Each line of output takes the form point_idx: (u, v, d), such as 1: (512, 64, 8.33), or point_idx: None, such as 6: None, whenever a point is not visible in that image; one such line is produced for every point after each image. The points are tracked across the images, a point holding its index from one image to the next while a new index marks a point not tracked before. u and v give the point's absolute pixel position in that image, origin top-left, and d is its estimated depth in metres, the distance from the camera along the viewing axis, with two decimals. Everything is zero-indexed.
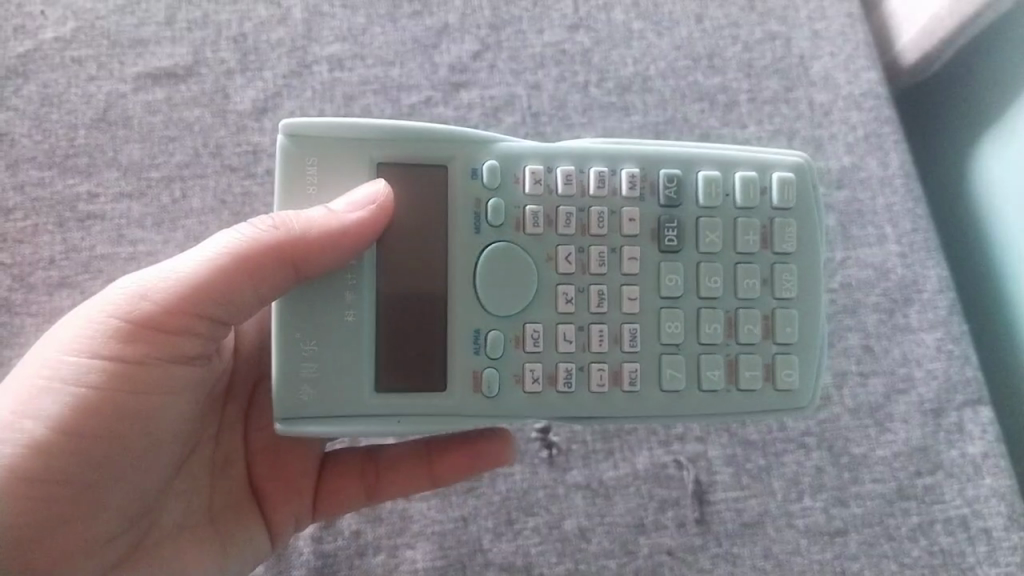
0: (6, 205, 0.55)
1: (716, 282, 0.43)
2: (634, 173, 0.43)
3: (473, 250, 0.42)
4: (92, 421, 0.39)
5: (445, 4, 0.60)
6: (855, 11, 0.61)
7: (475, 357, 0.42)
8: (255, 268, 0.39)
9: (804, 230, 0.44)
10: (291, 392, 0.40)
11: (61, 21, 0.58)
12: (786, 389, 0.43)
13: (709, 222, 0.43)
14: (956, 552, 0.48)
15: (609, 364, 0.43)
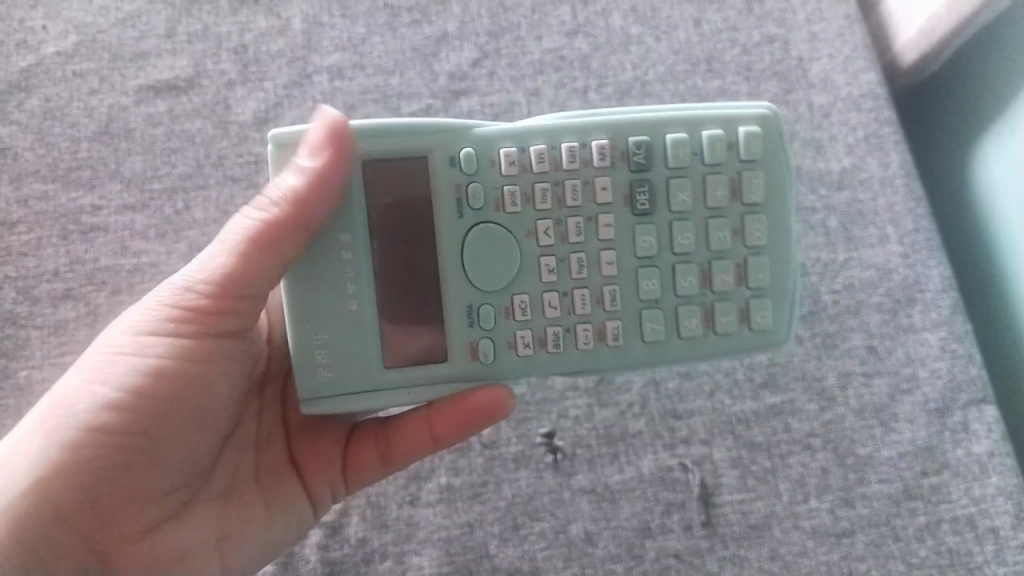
0: (10, 219, 0.55)
1: (690, 238, 0.43)
2: (604, 144, 0.43)
3: (458, 232, 0.43)
4: (156, 385, 0.41)
5: (444, 13, 0.61)
6: (852, 13, 0.61)
7: (470, 330, 0.43)
8: (271, 250, 0.41)
9: (773, 178, 0.44)
10: (309, 376, 0.42)
11: (63, 36, 0.59)
12: (761, 328, 0.44)
13: (681, 182, 0.43)
14: (964, 551, 0.48)
15: (592, 324, 0.43)
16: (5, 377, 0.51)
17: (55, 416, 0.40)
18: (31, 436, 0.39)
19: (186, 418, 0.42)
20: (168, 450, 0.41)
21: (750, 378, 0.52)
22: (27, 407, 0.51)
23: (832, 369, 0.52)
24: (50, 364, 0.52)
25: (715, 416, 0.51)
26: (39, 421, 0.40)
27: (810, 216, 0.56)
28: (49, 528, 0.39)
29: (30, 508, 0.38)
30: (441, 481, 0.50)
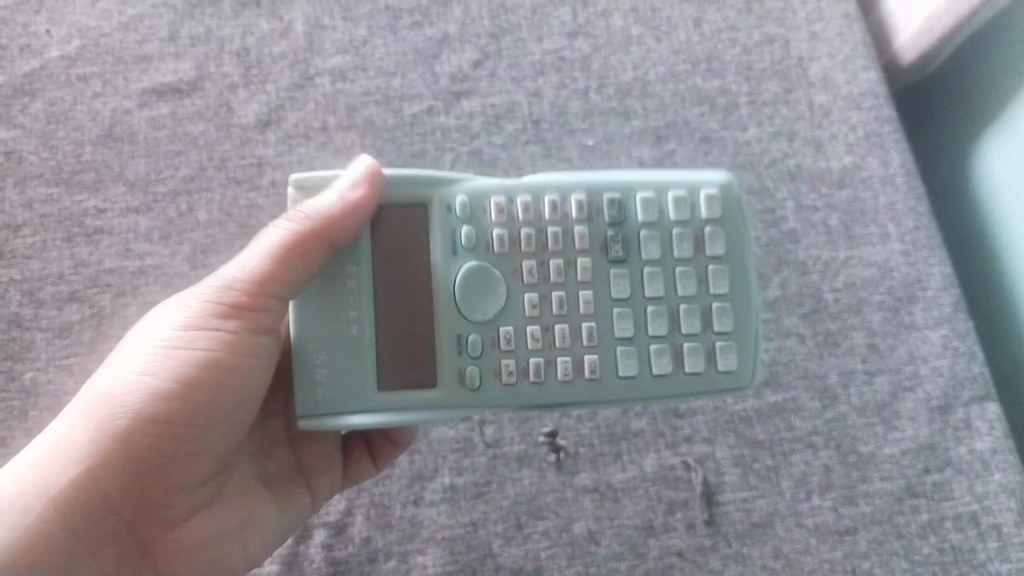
0: (15, 222, 0.55)
1: (660, 283, 0.44)
2: (581, 199, 0.44)
3: (451, 270, 0.43)
4: (202, 376, 0.41)
5: (445, 14, 0.61)
6: (853, 12, 0.61)
7: (460, 357, 0.43)
8: (302, 256, 0.41)
9: (735, 237, 0.44)
10: (309, 388, 0.41)
11: (66, 40, 0.59)
12: (726, 370, 0.43)
13: (654, 232, 0.44)
14: (967, 549, 0.48)
15: (568, 360, 0.43)
16: (11, 379, 0.51)
17: (107, 409, 0.41)
18: (80, 426, 0.41)
19: (230, 412, 0.42)
20: (208, 442, 0.42)
21: None
22: (33, 408, 0.51)
23: (835, 368, 0.52)
24: (55, 365, 0.52)
25: (718, 414, 0.51)
26: (87, 410, 0.41)
27: (811, 215, 0.56)
28: (90, 514, 0.40)
29: (75, 497, 0.40)
30: (444, 481, 0.50)
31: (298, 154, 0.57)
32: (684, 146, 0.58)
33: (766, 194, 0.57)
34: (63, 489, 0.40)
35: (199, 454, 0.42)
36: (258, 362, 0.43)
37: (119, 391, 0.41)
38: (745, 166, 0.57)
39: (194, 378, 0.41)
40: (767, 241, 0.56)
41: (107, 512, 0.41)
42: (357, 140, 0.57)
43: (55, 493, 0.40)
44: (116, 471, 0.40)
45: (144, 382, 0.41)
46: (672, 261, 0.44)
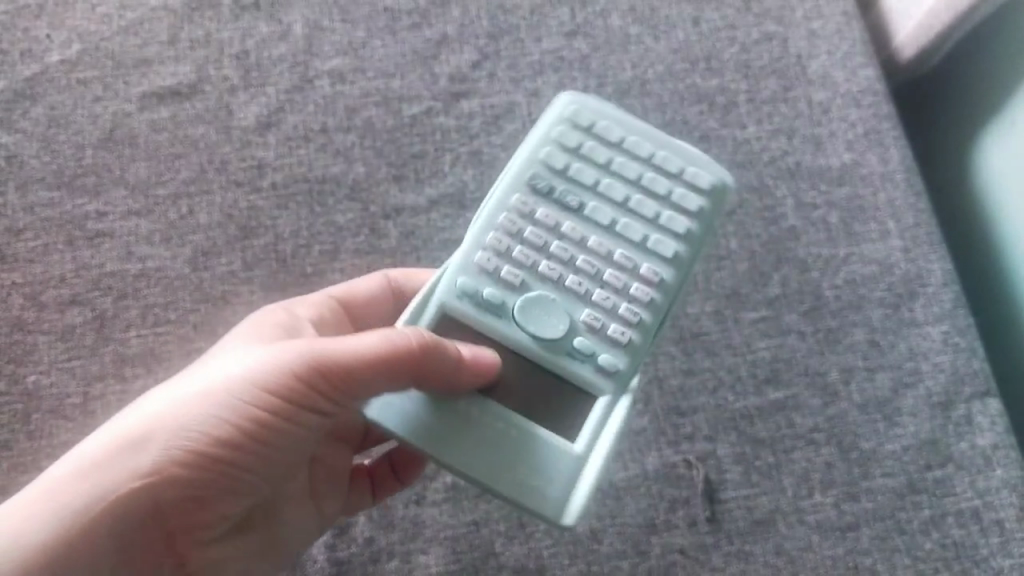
0: (17, 226, 0.55)
1: (611, 171, 0.45)
2: (519, 197, 0.44)
3: (512, 323, 0.42)
4: (252, 432, 0.39)
5: (444, 16, 0.61)
6: (850, 9, 0.61)
7: (580, 368, 0.41)
8: (393, 378, 0.39)
9: (614, 117, 0.46)
10: (542, 498, 0.38)
11: (67, 44, 0.60)
12: (709, 185, 0.45)
13: (566, 160, 0.45)
14: (970, 544, 0.48)
15: (633, 273, 0.43)
16: (13, 382, 0.51)
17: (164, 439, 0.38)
18: (131, 444, 0.38)
19: (271, 471, 0.41)
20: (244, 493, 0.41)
21: (753, 374, 0.52)
22: (35, 412, 0.50)
23: (835, 364, 0.53)
24: (57, 368, 0.51)
25: (719, 412, 0.52)
26: (143, 430, 0.39)
27: (810, 212, 0.56)
28: (119, 536, 0.39)
29: (121, 510, 0.38)
30: (447, 481, 0.50)
31: (298, 156, 0.57)
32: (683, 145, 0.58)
33: (765, 191, 0.57)
34: (103, 506, 0.38)
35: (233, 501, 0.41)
36: (308, 433, 0.41)
37: (176, 422, 0.39)
38: (745, 163, 0.58)
39: (250, 439, 0.39)
40: (767, 238, 0.56)
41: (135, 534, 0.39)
42: (357, 140, 0.58)
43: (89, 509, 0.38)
44: (156, 502, 0.39)
45: (212, 422, 0.39)
46: (596, 161, 0.45)
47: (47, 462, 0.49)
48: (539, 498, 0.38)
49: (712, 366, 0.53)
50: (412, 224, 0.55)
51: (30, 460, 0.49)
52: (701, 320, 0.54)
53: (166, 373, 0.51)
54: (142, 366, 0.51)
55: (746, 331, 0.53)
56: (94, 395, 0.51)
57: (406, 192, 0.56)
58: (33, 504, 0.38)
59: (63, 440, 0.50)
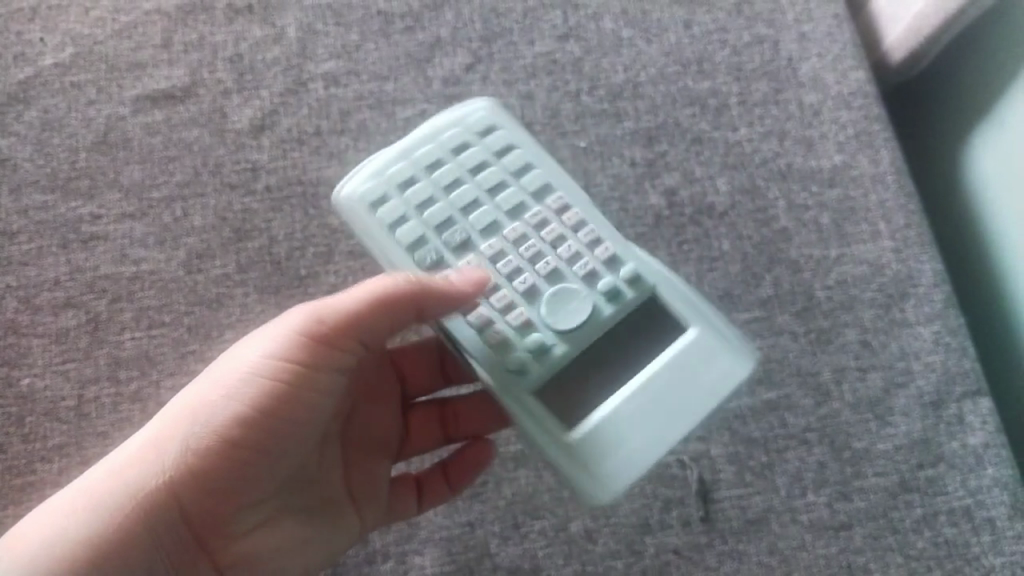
0: (10, 229, 0.55)
1: (444, 176, 0.50)
2: (457, 267, 0.48)
3: (567, 328, 0.46)
4: (272, 402, 0.42)
5: (437, 19, 0.62)
6: (841, 12, 0.62)
7: (615, 302, 0.46)
8: (395, 314, 0.43)
9: (386, 173, 0.51)
10: (715, 371, 0.44)
11: (60, 47, 0.60)
12: (486, 133, 0.53)
13: (419, 220, 0.49)
14: (962, 542, 0.48)
15: (547, 207, 0.50)
16: (8, 386, 0.51)
17: (186, 420, 0.41)
18: (154, 437, 0.41)
19: (297, 443, 0.43)
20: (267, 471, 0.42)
21: (746, 374, 0.53)
22: (29, 415, 0.50)
23: (827, 364, 0.53)
24: (51, 371, 0.51)
25: (712, 412, 0.52)
26: (165, 423, 0.41)
27: (802, 213, 0.57)
28: (147, 533, 0.40)
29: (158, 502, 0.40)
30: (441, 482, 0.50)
31: (292, 158, 0.57)
32: (675, 147, 0.58)
33: (758, 193, 0.57)
34: (140, 502, 0.39)
35: (258, 478, 0.42)
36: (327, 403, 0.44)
37: (195, 406, 0.41)
38: (737, 165, 0.58)
39: (269, 410, 0.41)
40: (759, 239, 0.56)
41: (163, 529, 0.40)
42: (351, 143, 0.58)
43: (117, 503, 0.39)
44: (180, 489, 0.40)
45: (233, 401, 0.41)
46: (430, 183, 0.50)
47: (41, 465, 0.49)
48: (713, 388, 0.44)
49: None
50: None
51: (24, 463, 0.49)
52: None
53: (160, 376, 0.51)
54: (136, 369, 0.51)
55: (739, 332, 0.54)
56: (89, 397, 0.51)
57: None
58: (61, 511, 0.39)
59: (57, 443, 0.50)
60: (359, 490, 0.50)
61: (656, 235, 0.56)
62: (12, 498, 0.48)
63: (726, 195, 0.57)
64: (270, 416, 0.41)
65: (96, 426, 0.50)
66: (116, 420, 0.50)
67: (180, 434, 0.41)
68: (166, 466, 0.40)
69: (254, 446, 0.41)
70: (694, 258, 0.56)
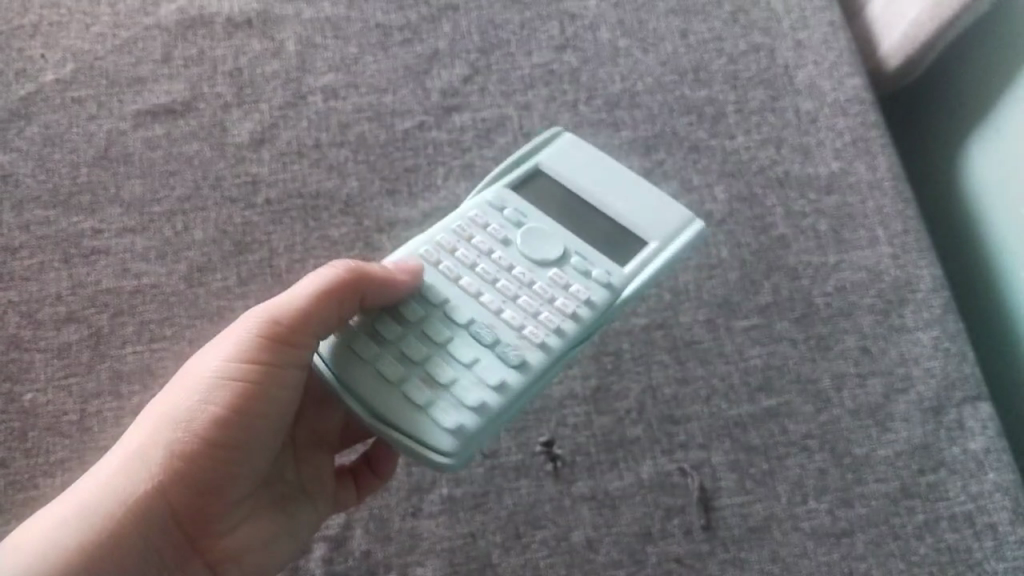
0: (12, 244, 0.55)
1: (387, 328, 0.45)
2: (509, 319, 0.45)
3: (583, 244, 0.49)
4: (234, 410, 0.42)
5: (435, 31, 0.62)
6: (836, 20, 0.62)
7: (556, 226, 0.49)
8: (336, 307, 0.43)
9: (369, 384, 0.43)
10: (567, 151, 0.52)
11: (61, 64, 0.60)
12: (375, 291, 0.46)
13: (445, 358, 0.44)
14: (963, 548, 0.48)
15: (456, 255, 0.48)
16: (10, 401, 0.51)
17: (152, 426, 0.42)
18: (131, 451, 0.41)
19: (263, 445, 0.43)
20: (243, 469, 0.43)
21: (746, 382, 0.53)
22: (32, 430, 0.50)
23: (827, 371, 0.53)
24: (53, 386, 0.51)
25: (713, 420, 0.52)
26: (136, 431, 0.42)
27: (800, 221, 0.57)
28: (137, 539, 0.41)
29: (144, 508, 0.41)
30: (442, 492, 0.50)
31: (291, 171, 0.57)
32: (672, 155, 0.59)
33: (756, 201, 0.57)
34: (126, 513, 0.41)
35: (236, 479, 0.43)
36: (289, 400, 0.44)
37: (157, 414, 0.42)
38: (735, 173, 0.58)
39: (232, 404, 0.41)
40: (758, 247, 0.56)
41: (153, 537, 0.41)
42: (350, 155, 0.58)
43: (105, 511, 0.40)
44: (157, 482, 0.41)
45: (196, 410, 0.41)
46: (388, 345, 0.44)
47: (44, 480, 0.49)
48: (662, 198, 0.50)
49: (704, 374, 0.53)
50: (406, 237, 0.56)
51: (26, 478, 0.49)
52: (693, 329, 0.54)
53: (162, 389, 0.51)
54: (138, 382, 0.52)
55: (738, 339, 0.54)
56: (91, 412, 0.51)
57: (400, 205, 0.57)
58: (45, 519, 0.40)
59: (60, 458, 0.50)
60: (308, 475, 0.50)
61: None
62: (14, 512, 0.48)
63: (724, 203, 0.57)
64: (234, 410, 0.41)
65: (99, 440, 0.50)
66: (117, 434, 0.50)
67: (152, 445, 0.41)
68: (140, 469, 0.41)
69: (226, 447, 0.42)
70: (692, 266, 0.56)
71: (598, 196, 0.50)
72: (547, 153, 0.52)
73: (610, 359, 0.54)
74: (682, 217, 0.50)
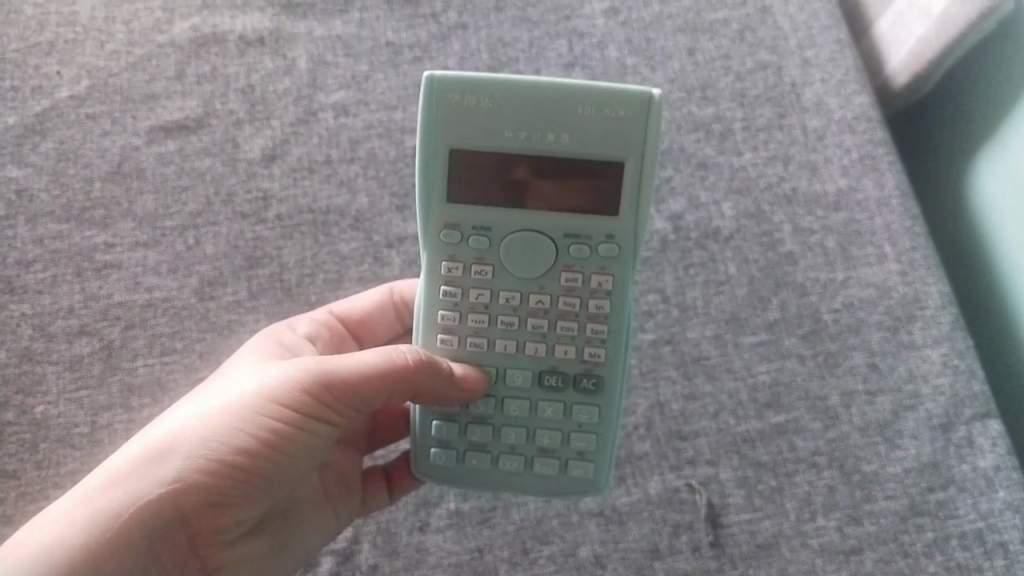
0: (25, 258, 0.56)
1: (470, 429, 0.45)
2: (565, 351, 0.44)
3: (570, 225, 0.44)
4: (266, 447, 0.40)
5: (445, 49, 0.63)
6: (843, 38, 0.63)
7: (525, 229, 0.44)
8: (391, 390, 0.42)
9: (497, 484, 0.45)
10: (463, 114, 0.43)
11: (76, 80, 0.61)
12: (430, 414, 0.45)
13: (535, 419, 0.45)
14: (974, 567, 0.48)
15: (470, 328, 0.44)
16: (21, 413, 0.51)
17: (181, 443, 0.39)
18: (150, 456, 0.39)
19: (285, 481, 0.42)
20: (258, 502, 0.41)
21: (754, 398, 0.53)
22: (43, 441, 0.51)
23: (835, 388, 0.53)
24: (65, 399, 0.52)
25: (720, 436, 0.52)
26: (162, 436, 0.39)
27: (808, 237, 0.57)
28: (138, 545, 0.38)
29: (151, 515, 0.38)
30: (450, 507, 0.50)
31: (302, 187, 0.58)
32: (680, 172, 0.59)
33: (763, 217, 0.58)
34: (133, 515, 0.38)
35: (249, 508, 0.41)
36: (320, 444, 0.42)
37: (192, 432, 0.39)
38: (742, 190, 0.58)
39: (273, 442, 0.40)
40: (766, 263, 0.56)
41: (151, 547, 0.39)
42: (361, 171, 0.59)
43: (113, 509, 0.38)
44: (181, 501, 0.38)
45: (227, 436, 0.39)
46: (482, 445, 0.45)
47: (55, 491, 0.49)
48: (594, 97, 0.43)
49: (712, 390, 0.53)
50: (415, 253, 0.56)
51: (37, 489, 0.49)
52: (701, 345, 0.54)
53: (172, 403, 0.52)
54: (148, 395, 0.52)
55: (746, 355, 0.54)
56: (102, 424, 0.51)
57: (410, 221, 0.57)
58: (54, 520, 0.38)
59: (70, 469, 0.50)
60: (330, 481, 0.49)
61: (662, 260, 0.57)
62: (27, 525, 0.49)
63: (731, 220, 0.58)
64: (273, 448, 0.40)
65: (110, 453, 0.50)
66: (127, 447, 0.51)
67: (172, 458, 0.39)
68: (167, 482, 0.38)
69: (251, 477, 0.40)
70: (700, 282, 0.56)
71: (536, 142, 0.43)
72: (443, 130, 0.43)
73: None
74: (628, 107, 0.43)
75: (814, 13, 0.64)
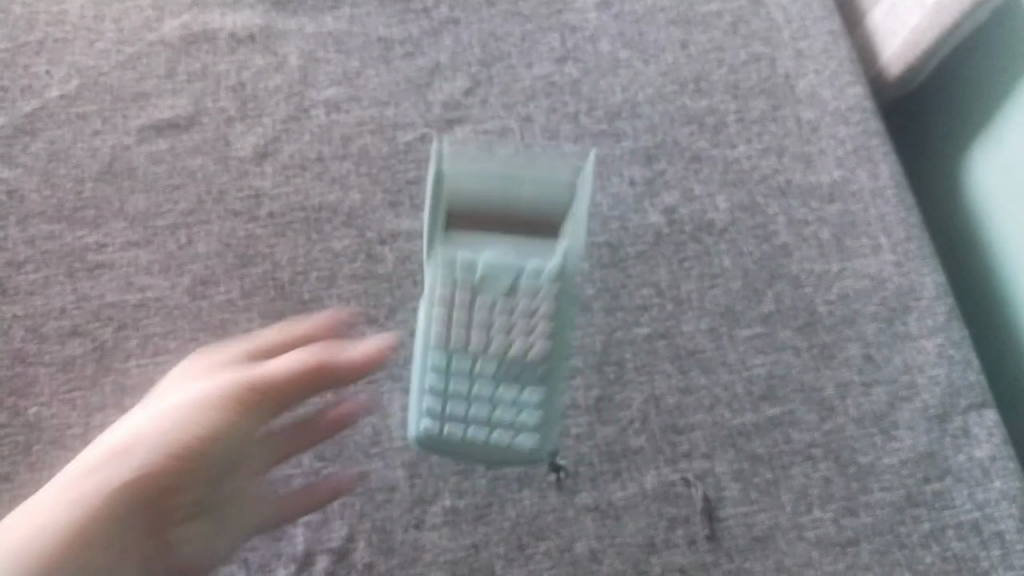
0: (17, 259, 0.55)
1: (453, 405, 0.48)
2: (519, 334, 0.48)
3: (529, 250, 0.48)
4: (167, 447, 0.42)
5: (437, 44, 0.63)
6: (836, 28, 0.63)
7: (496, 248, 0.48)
8: (283, 392, 0.45)
9: (470, 448, 0.49)
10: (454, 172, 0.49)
11: (65, 79, 0.61)
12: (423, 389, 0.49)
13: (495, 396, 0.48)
14: (971, 557, 0.48)
15: (450, 322, 0.48)
16: (15, 414, 0.51)
17: (141, 436, 0.43)
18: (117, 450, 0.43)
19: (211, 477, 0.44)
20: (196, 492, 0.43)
21: (749, 391, 0.53)
22: (37, 443, 0.51)
23: (830, 380, 0.53)
24: (58, 400, 0.52)
25: (716, 429, 0.52)
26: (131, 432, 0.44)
27: (802, 229, 0.57)
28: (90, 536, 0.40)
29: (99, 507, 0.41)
30: (445, 504, 0.50)
31: (294, 184, 0.58)
32: (673, 165, 0.59)
33: (757, 210, 0.57)
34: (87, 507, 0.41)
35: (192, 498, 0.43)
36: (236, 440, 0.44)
37: (148, 431, 0.43)
38: (736, 182, 0.58)
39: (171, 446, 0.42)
40: (760, 255, 0.56)
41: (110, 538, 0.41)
42: (353, 168, 0.58)
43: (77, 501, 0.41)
44: (127, 494, 0.41)
45: (157, 433, 0.43)
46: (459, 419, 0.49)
47: None
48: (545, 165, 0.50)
49: (707, 383, 0.53)
50: (408, 250, 0.56)
51: (32, 491, 0.49)
52: (696, 338, 0.54)
53: None
54: (142, 395, 0.52)
55: (741, 348, 0.54)
56: (96, 424, 0.51)
57: (403, 218, 0.57)
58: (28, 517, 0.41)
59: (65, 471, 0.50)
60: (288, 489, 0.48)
61: (656, 254, 0.56)
62: None
63: (726, 212, 0.57)
64: (173, 450, 0.42)
65: None
66: None
67: (131, 451, 0.42)
68: (129, 471, 0.42)
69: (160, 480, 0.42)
70: (694, 275, 0.56)
71: (510, 196, 0.48)
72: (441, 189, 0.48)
73: (613, 369, 0.53)
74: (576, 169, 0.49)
75: (807, 3, 0.64)
